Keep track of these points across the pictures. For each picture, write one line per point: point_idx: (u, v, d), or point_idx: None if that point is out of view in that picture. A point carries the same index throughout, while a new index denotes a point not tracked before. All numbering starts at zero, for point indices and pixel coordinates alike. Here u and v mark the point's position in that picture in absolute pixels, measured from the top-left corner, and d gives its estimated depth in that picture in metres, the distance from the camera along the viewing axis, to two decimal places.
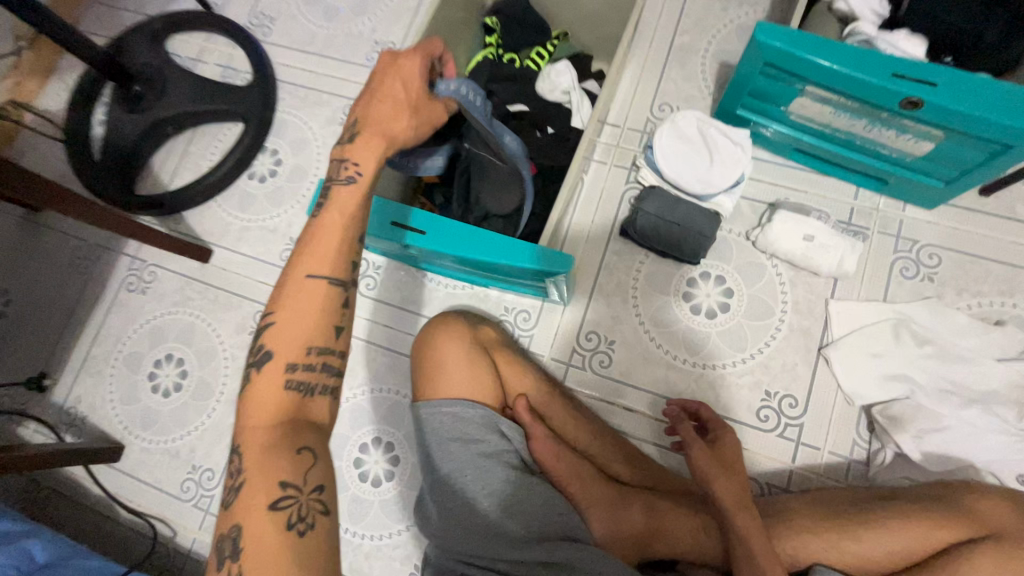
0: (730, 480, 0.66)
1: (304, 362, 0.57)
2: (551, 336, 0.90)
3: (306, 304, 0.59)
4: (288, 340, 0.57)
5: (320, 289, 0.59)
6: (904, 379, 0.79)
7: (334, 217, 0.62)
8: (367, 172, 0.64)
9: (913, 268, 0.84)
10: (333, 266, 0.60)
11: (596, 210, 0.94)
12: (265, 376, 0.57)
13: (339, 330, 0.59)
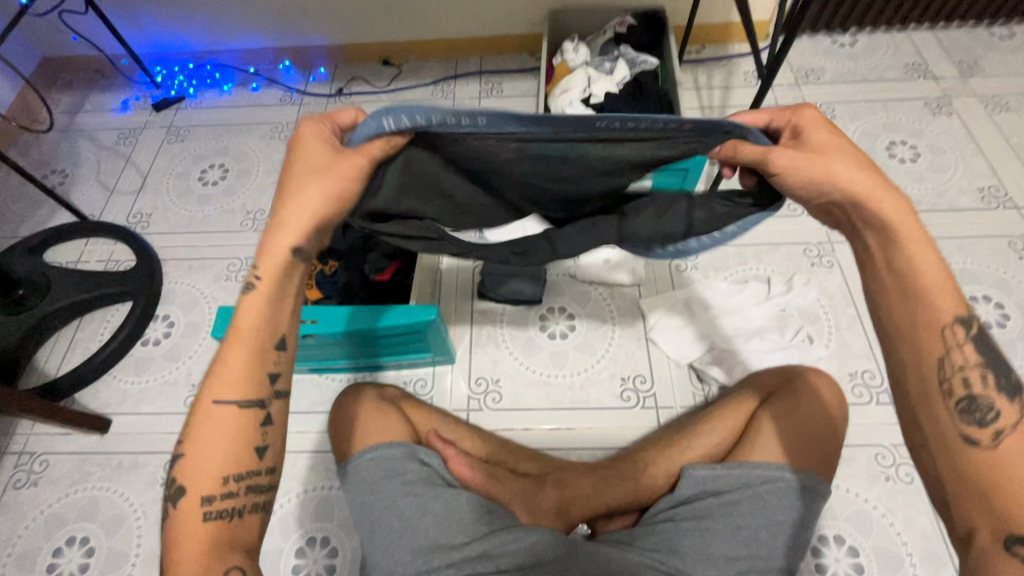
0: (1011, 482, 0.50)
1: (222, 493, 0.57)
2: (447, 393, 1.06)
3: (219, 433, 0.58)
4: (201, 474, 0.57)
5: (231, 414, 0.58)
6: (705, 336, 1.07)
7: (238, 343, 0.59)
8: (271, 284, 0.60)
9: (683, 263, 1.18)
10: (243, 390, 0.59)
11: (456, 286, 1.18)
12: (184, 512, 0.56)
13: (262, 452, 0.59)
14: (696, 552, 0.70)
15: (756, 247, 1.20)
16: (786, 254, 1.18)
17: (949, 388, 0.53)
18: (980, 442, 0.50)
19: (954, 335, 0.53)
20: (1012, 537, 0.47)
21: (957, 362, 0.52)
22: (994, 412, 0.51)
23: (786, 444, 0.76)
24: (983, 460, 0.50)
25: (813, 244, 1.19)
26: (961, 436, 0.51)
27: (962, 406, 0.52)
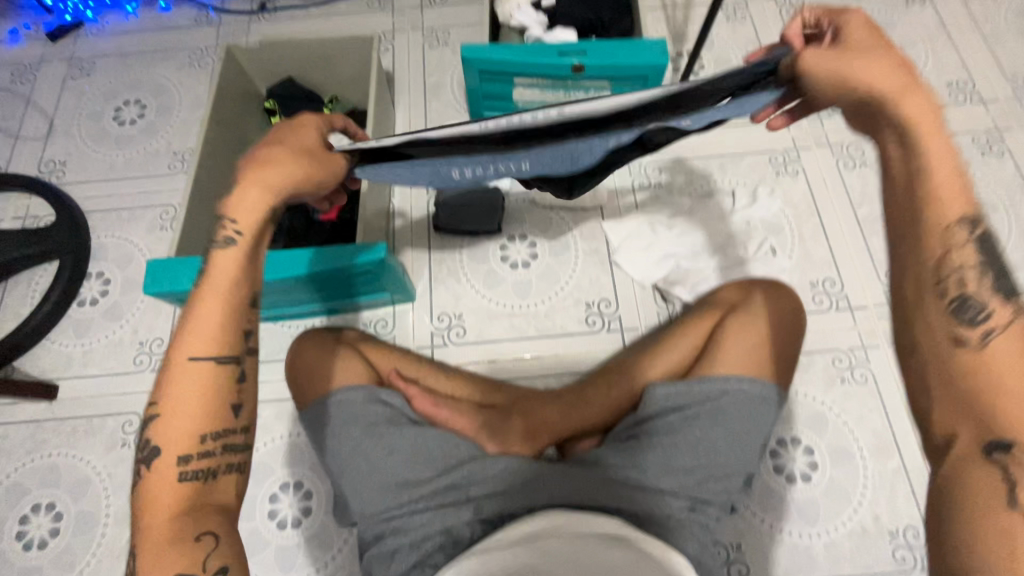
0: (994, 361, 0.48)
1: (198, 451, 0.57)
2: (408, 332, 1.04)
3: (192, 386, 0.57)
4: (177, 434, 0.56)
5: (207, 369, 0.58)
6: (669, 254, 1.05)
7: (210, 299, 0.59)
8: (252, 244, 0.61)
9: (647, 181, 1.13)
10: (216, 350, 0.58)
11: (411, 220, 1.12)
12: (156, 469, 0.56)
13: (236, 409, 0.59)
14: (657, 466, 0.72)
15: (720, 159, 1.15)
16: (750, 165, 1.14)
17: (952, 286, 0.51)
18: (970, 346, 0.49)
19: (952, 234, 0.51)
20: (994, 445, 0.47)
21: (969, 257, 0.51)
22: (991, 315, 0.50)
23: (744, 356, 0.76)
24: (972, 369, 0.48)
25: (778, 153, 1.15)
26: (954, 345, 0.50)
27: (959, 301, 0.51)
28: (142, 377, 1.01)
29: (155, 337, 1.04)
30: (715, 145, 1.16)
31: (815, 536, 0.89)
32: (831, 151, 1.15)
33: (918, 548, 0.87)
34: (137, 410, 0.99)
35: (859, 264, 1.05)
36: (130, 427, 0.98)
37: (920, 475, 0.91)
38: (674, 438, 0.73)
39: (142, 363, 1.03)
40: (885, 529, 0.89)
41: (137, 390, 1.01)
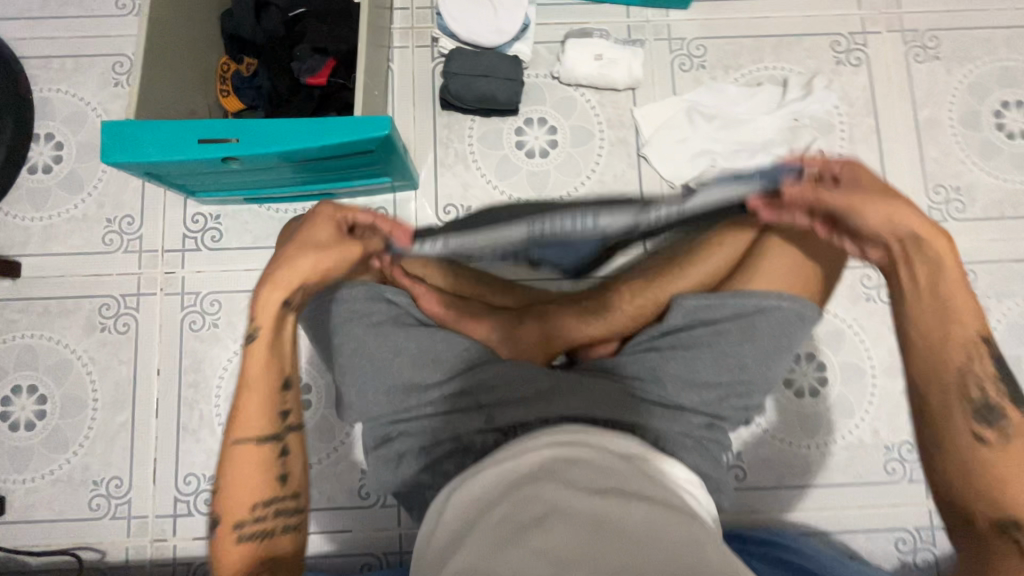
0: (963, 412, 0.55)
1: (252, 518, 0.59)
2: (411, 224, 0.94)
3: (245, 466, 0.60)
4: (238, 499, 0.59)
5: (261, 451, 0.61)
6: (705, 152, 0.94)
7: (255, 432, 0.60)
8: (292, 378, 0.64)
9: (688, 62, 0.97)
10: (257, 426, 0.61)
11: (413, 93, 0.96)
12: (222, 537, 0.59)
13: (284, 478, 0.62)
14: (678, 379, 0.69)
15: (776, 39, 0.98)
16: (809, 50, 0.98)
17: (961, 390, 0.55)
18: (986, 442, 0.54)
19: (977, 349, 0.56)
20: (1009, 522, 0.52)
21: (978, 372, 0.56)
22: (1009, 417, 0.55)
23: (790, 271, 0.70)
24: (1003, 459, 0.53)
25: (843, 37, 0.99)
26: (970, 437, 0.54)
27: (977, 411, 0.55)
28: (115, 258, 0.92)
29: (124, 215, 0.93)
30: (772, 21, 0.99)
31: (813, 446, 0.90)
32: (902, 39, 0.99)
33: (910, 461, 0.90)
34: (113, 294, 0.91)
35: (907, 175, 0.96)
36: (108, 311, 0.90)
37: None
38: (701, 355, 0.69)
39: (112, 243, 0.92)
40: (881, 443, 0.90)
41: (110, 272, 0.92)
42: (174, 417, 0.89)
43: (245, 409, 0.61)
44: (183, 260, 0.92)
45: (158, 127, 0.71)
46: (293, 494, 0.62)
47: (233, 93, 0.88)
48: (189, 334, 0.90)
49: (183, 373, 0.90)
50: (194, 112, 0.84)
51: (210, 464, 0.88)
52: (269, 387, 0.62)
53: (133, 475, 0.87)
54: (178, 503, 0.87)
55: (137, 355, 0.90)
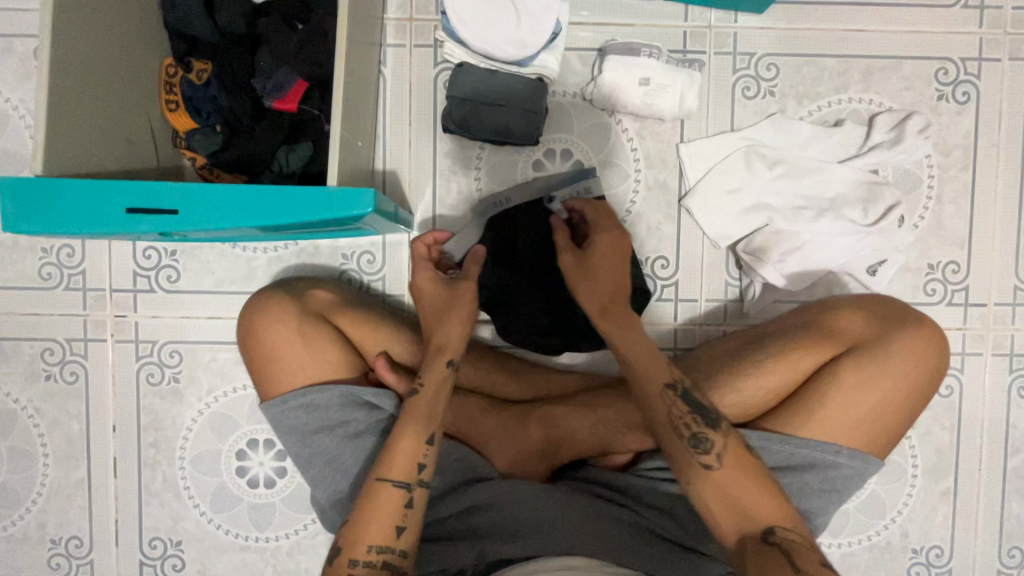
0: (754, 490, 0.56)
1: None
2: (403, 274, 0.79)
3: None
4: None
5: None
6: (762, 208, 0.76)
7: None
8: (411, 516, 0.57)
9: (754, 86, 0.78)
10: None
11: (410, 109, 0.78)
12: None
13: None
14: (703, 522, 0.66)
15: (865, 63, 0.79)
16: (905, 80, 0.79)
17: (679, 435, 0.58)
18: (713, 467, 0.57)
19: (668, 396, 0.60)
20: (768, 531, 0.54)
21: (679, 412, 0.59)
22: (715, 441, 0.58)
23: (849, 423, 0.63)
24: (722, 479, 0.56)
25: (952, 64, 0.79)
26: (700, 468, 0.57)
27: (691, 443, 0.58)
28: (55, 296, 0.78)
29: (62, 243, 0.78)
30: (864, 38, 0.79)
31: (836, 546, 0.82)
32: None
33: (936, 566, 0.82)
34: (57, 338, 0.79)
35: (999, 246, 0.80)
36: (52, 357, 0.79)
37: (969, 499, 0.82)
38: None
39: (51, 277, 0.79)
40: (909, 546, 0.83)
41: (51, 311, 0.79)
42: (134, 477, 0.80)
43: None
44: (135, 302, 0.79)
45: (73, 188, 0.55)
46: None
47: (181, 106, 0.70)
48: (146, 389, 0.79)
49: (143, 431, 0.80)
50: (130, 138, 0.67)
51: (176, 528, 0.81)
52: (363, 549, 0.55)
53: (93, 536, 0.80)
54: (143, 567, 0.81)
55: (88, 409, 0.79)
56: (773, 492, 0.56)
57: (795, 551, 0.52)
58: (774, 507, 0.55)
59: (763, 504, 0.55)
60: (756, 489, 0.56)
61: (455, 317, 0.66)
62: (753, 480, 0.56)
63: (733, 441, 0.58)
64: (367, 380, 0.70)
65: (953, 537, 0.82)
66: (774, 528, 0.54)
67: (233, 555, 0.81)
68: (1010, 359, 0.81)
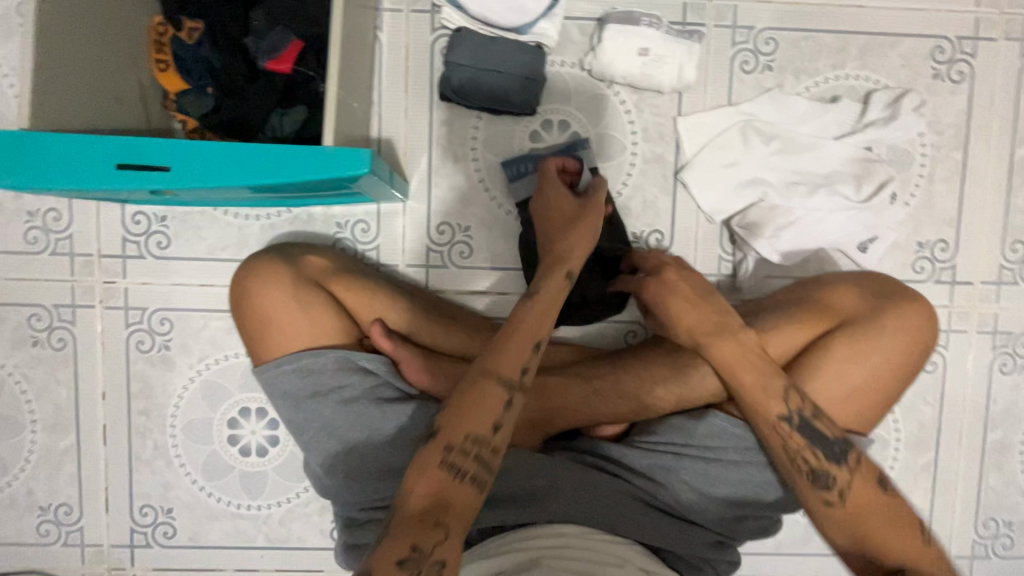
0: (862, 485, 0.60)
1: None
2: (398, 243, 0.79)
3: (419, 542, 0.49)
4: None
5: (429, 516, 0.51)
6: (758, 183, 0.77)
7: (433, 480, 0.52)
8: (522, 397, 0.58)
9: (752, 60, 0.78)
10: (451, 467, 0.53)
11: (406, 75, 0.77)
12: None
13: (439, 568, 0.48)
14: (694, 489, 0.67)
15: (864, 39, 0.79)
16: (902, 57, 0.79)
17: (798, 468, 0.61)
18: (834, 502, 0.60)
19: (782, 429, 0.62)
20: (896, 569, 0.58)
21: (795, 445, 0.61)
22: (837, 477, 0.60)
23: (842, 393, 0.64)
24: (841, 520, 0.60)
25: (948, 42, 0.79)
26: (821, 502, 0.60)
27: (810, 478, 0.60)
28: (42, 261, 0.77)
29: (48, 207, 0.76)
30: (863, 14, 0.79)
31: None
32: (1020, 50, 0.80)
33: None
34: (44, 303, 0.77)
35: (987, 225, 0.81)
36: (39, 323, 0.78)
37: (949, 472, 0.84)
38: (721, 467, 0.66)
39: (37, 241, 0.77)
40: None
41: (37, 276, 0.77)
42: (125, 444, 0.80)
43: (427, 470, 0.53)
44: (124, 268, 0.77)
45: (60, 143, 0.54)
46: (438, 563, 0.48)
47: (172, 66, 0.69)
48: (136, 356, 0.79)
49: (133, 398, 0.79)
50: (119, 97, 0.65)
51: (168, 496, 0.80)
52: (460, 436, 0.54)
53: (83, 503, 0.80)
54: (134, 534, 0.81)
55: (77, 375, 0.79)
56: (905, 516, 0.60)
57: (912, 563, 0.58)
58: (907, 549, 0.58)
59: (902, 539, 0.59)
60: (892, 531, 0.59)
61: (578, 235, 0.66)
62: (884, 522, 0.59)
63: (857, 478, 0.60)
64: (362, 346, 0.70)
65: (932, 508, 0.85)
66: (902, 567, 0.58)
67: (225, 523, 0.81)
68: (993, 336, 0.83)
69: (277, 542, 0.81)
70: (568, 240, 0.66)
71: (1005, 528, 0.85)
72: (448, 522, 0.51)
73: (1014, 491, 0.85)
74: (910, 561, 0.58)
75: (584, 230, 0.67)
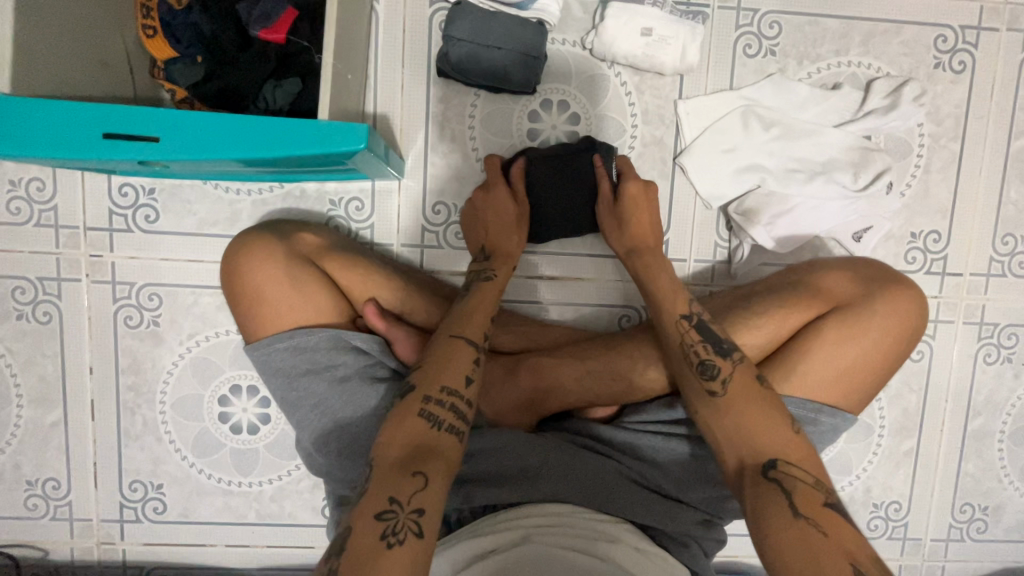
0: (767, 410, 0.58)
1: (437, 396, 0.56)
2: (392, 222, 0.78)
3: (448, 357, 0.59)
4: (430, 376, 0.58)
5: (462, 347, 0.61)
6: (756, 169, 0.76)
7: (461, 329, 0.62)
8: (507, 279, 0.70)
9: (755, 44, 0.77)
10: (475, 332, 0.62)
11: (403, 49, 0.75)
12: (403, 405, 0.56)
13: (469, 380, 0.59)
14: (684, 471, 0.68)
15: (868, 25, 0.78)
16: (905, 45, 0.79)
17: (688, 361, 0.62)
18: (718, 394, 0.60)
19: (682, 326, 0.64)
20: (769, 464, 0.55)
21: (691, 339, 0.63)
22: (721, 368, 0.60)
23: (830, 378, 0.65)
24: (728, 406, 0.58)
25: (951, 31, 0.79)
26: (705, 395, 0.60)
27: (697, 368, 0.61)
28: (25, 232, 0.75)
29: (31, 176, 0.74)
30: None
31: None
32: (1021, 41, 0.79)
33: (894, 520, 0.87)
34: (28, 275, 0.76)
35: (979, 216, 0.82)
36: (24, 296, 0.76)
37: (929, 458, 0.86)
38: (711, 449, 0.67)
39: (20, 212, 0.75)
40: (870, 500, 0.87)
41: (20, 248, 0.75)
42: (113, 420, 0.79)
43: (406, 421, 0.54)
44: (111, 241, 0.76)
45: (44, 108, 0.52)
46: (417, 511, 0.48)
47: (160, 32, 0.64)
48: (125, 331, 0.77)
49: (121, 373, 0.78)
50: (105, 62, 0.63)
51: (157, 471, 0.80)
52: (436, 388, 0.57)
53: (71, 477, 0.79)
54: (124, 508, 0.81)
55: (64, 350, 0.77)
56: (777, 401, 0.59)
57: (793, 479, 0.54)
58: (774, 400, 0.59)
59: (780, 429, 0.57)
60: (763, 419, 0.57)
61: (509, 226, 0.72)
62: (753, 407, 0.58)
63: (741, 368, 0.60)
64: (355, 327, 0.69)
65: (912, 493, 0.87)
66: (774, 461, 0.55)
67: (216, 499, 0.81)
68: (979, 327, 0.84)
69: (268, 518, 0.81)
70: (499, 234, 0.71)
71: (980, 513, 0.88)
72: (427, 469, 0.51)
73: (991, 477, 0.87)
74: (783, 453, 0.56)
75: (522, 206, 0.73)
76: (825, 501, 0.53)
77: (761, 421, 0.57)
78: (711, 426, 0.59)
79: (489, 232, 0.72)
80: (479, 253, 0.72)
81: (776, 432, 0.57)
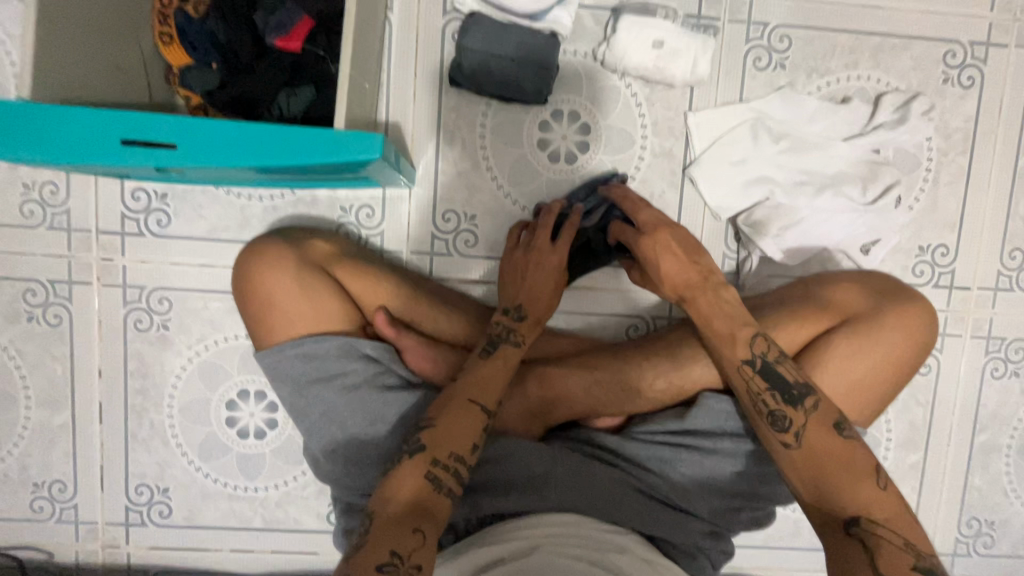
0: (851, 467, 0.58)
1: (445, 460, 0.57)
2: (403, 229, 0.78)
3: (461, 421, 0.60)
4: (441, 439, 0.58)
5: (476, 414, 0.61)
6: (766, 181, 0.77)
7: (474, 392, 0.62)
8: (528, 346, 0.70)
9: (765, 57, 0.78)
10: (490, 398, 0.63)
11: (417, 59, 0.75)
12: (410, 461, 0.57)
13: (476, 448, 0.60)
14: (692, 482, 0.68)
15: (877, 40, 0.78)
16: (914, 60, 0.79)
17: (758, 412, 0.62)
18: (791, 446, 0.60)
19: (744, 372, 0.63)
20: (851, 521, 0.57)
21: (757, 388, 0.62)
22: (793, 420, 0.60)
23: (840, 392, 0.65)
24: (803, 462, 0.59)
25: (960, 46, 0.79)
26: (779, 446, 0.61)
27: (769, 420, 0.61)
28: (37, 235, 0.75)
29: (44, 179, 0.75)
30: (880, 14, 0.78)
31: None
32: None
33: None
34: (39, 278, 0.76)
35: (987, 231, 0.82)
36: (34, 298, 0.76)
37: (935, 471, 0.86)
38: (721, 461, 0.67)
39: (33, 215, 0.75)
40: None
41: (32, 250, 0.76)
42: (121, 423, 0.79)
43: (410, 478, 0.56)
44: (122, 245, 0.76)
45: (59, 114, 0.52)
46: (415, 566, 0.50)
47: (175, 39, 0.66)
48: (134, 335, 0.78)
49: (130, 377, 0.78)
50: (121, 67, 0.64)
51: (163, 475, 0.80)
52: (444, 452, 0.58)
53: (77, 480, 0.79)
54: (129, 512, 0.81)
55: (73, 353, 0.78)
56: (862, 460, 0.59)
57: (879, 537, 0.55)
58: (856, 459, 0.59)
59: (863, 490, 0.57)
60: (845, 476, 0.58)
61: (546, 289, 0.71)
62: (837, 465, 0.58)
63: (814, 419, 0.60)
64: (365, 334, 0.69)
65: (918, 507, 0.87)
66: (858, 518, 0.56)
67: (221, 503, 0.81)
68: (986, 340, 0.84)
69: (273, 523, 0.81)
70: (534, 295, 0.71)
71: (986, 527, 0.88)
72: (425, 527, 0.53)
73: (997, 492, 0.87)
74: (867, 511, 0.56)
75: (551, 280, 0.72)
76: (915, 565, 0.53)
77: (847, 477, 0.58)
78: (788, 476, 0.61)
79: (528, 293, 0.71)
80: (513, 313, 0.70)
81: (864, 489, 0.57)
